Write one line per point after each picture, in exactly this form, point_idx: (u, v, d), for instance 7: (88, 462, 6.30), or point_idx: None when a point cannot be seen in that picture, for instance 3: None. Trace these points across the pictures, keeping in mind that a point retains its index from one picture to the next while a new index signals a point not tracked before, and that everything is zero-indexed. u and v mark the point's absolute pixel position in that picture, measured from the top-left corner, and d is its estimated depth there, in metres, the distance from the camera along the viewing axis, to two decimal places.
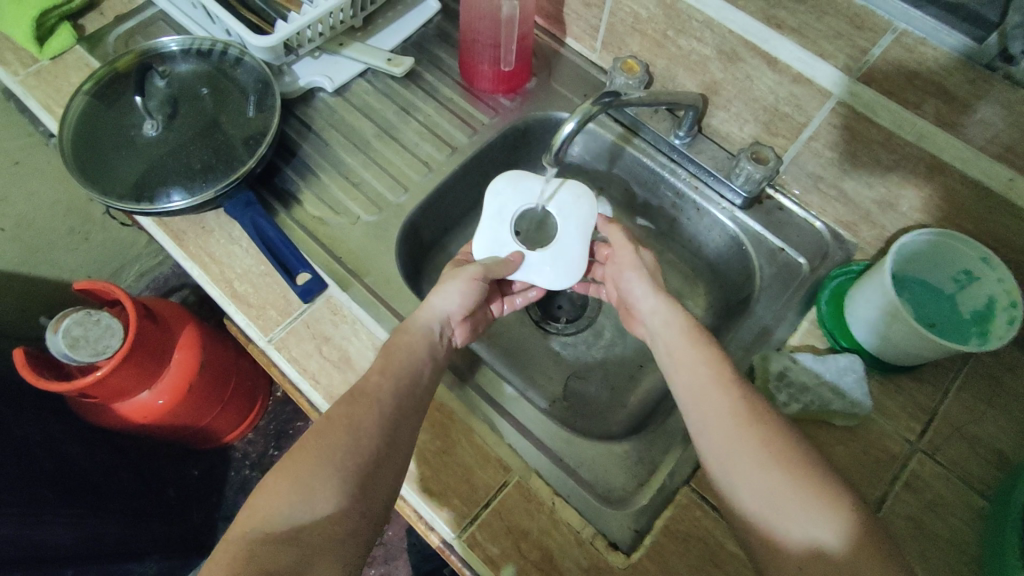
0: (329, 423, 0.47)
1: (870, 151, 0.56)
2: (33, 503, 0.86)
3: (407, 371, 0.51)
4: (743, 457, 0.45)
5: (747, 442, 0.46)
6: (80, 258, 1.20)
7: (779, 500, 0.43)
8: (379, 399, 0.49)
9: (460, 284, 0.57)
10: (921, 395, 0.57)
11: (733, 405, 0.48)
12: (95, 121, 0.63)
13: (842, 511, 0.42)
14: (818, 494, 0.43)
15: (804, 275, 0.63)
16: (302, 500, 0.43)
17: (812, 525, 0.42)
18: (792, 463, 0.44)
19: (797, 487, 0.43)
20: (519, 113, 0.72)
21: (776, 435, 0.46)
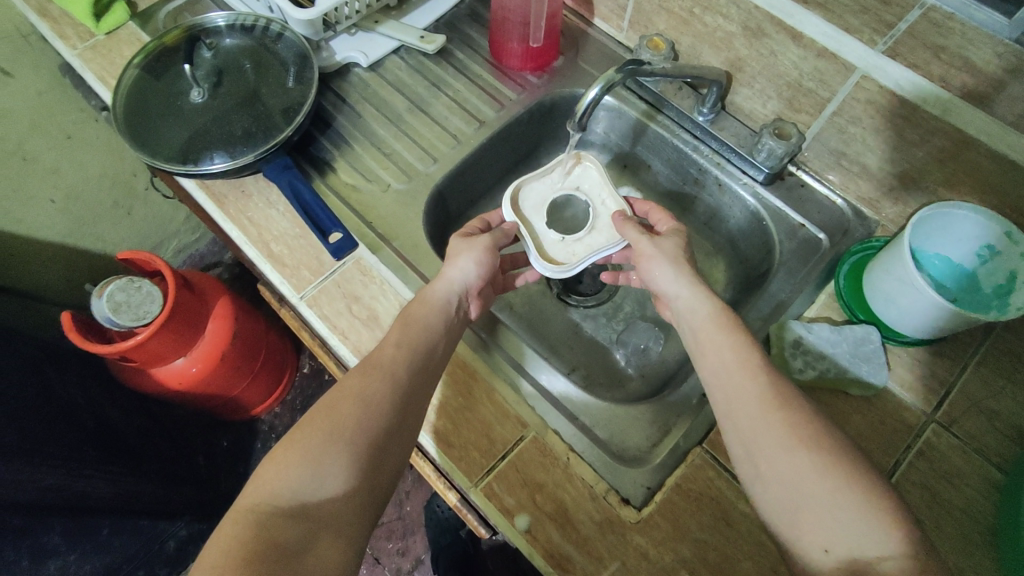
0: (340, 397, 0.48)
1: (894, 125, 0.56)
2: (78, 456, 0.93)
3: (419, 348, 0.52)
4: (770, 451, 0.44)
5: (769, 429, 0.44)
6: (122, 231, 1.26)
7: (819, 502, 0.40)
8: (392, 371, 0.50)
9: (475, 252, 0.58)
10: (939, 369, 0.57)
11: (757, 399, 0.45)
12: (146, 92, 0.67)
13: (886, 510, 0.39)
14: (853, 490, 0.40)
15: (824, 249, 0.64)
16: (311, 475, 0.43)
17: (846, 526, 0.39)
18: (822, 454, 0.42)
19: (829, 482, 0.41)
20: (546, 90, 0.73)
21: (803, 422, 0.44)
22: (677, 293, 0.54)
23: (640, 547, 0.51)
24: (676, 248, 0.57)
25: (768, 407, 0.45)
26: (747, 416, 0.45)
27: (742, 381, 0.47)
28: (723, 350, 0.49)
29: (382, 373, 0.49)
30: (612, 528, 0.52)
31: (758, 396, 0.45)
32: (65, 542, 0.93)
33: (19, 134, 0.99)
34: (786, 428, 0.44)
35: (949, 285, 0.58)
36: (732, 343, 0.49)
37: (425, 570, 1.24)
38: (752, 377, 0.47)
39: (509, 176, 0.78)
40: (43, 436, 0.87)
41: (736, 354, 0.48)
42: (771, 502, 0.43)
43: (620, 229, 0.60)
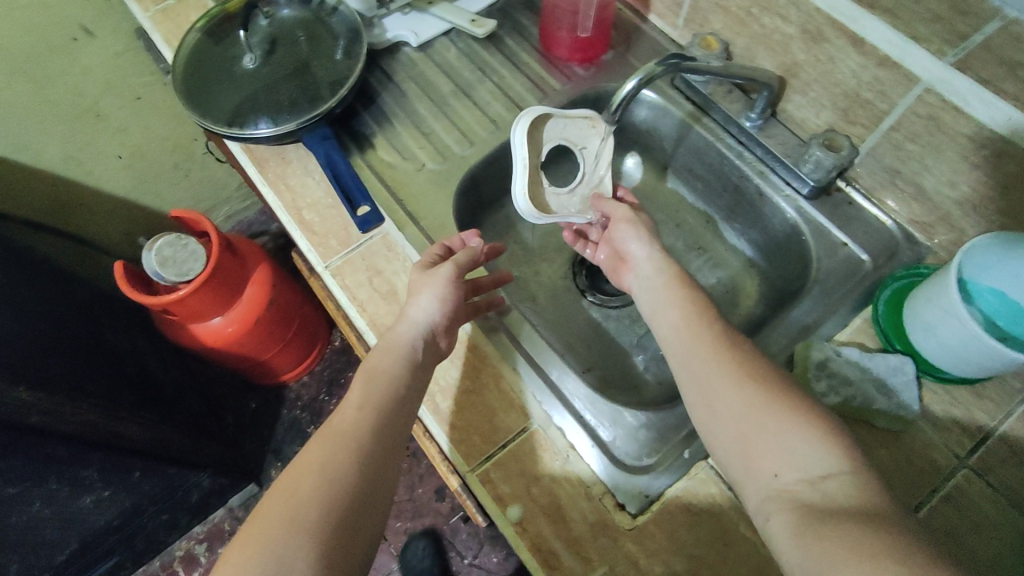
0: (302, 475, 0.45)
1: (955, 145, 0.52)
2: (116, 400, 0.96)
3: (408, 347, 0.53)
4: (717, 390, 0.45)
5: (722, 372, 0.46)
6: (180, 192, 1.32)
7: (763, 429, 0.42)
8: (355, 437, 0.47)
9: (435, 288, 0.55)
10: (979, 411, 0.53)
11: (706, 344, 0.48)
12: (204, 55, 0.69)
13: (826, 434, 0.41)
14: (800, 422, 0.42)
15: (866, 272, 0.60)
16: (272, 565, 0.40)
17: (794, 453, 0.40)
18: (765, 387, 0.44)
19: (777, 415, 0.42)
20: (591, 83, 0.72)
21: (751, 365, 0.46)
22: (641, 256, 0.58)
23: (631, 555, 0.50)
24: (645, 222, 0.62)
25: (718, 354, 0.47)
26: (696, 363, 0.48)
27: (691, 331, 0.49)
28: (677, 306, 0.52)
29: (343, 439, 0.47)
30: (605, 531, 0.51)
31: (707, 344, 0.48)
32: (100, 480, 0.98)
33: (95, 91, 1.03)
34: (729, 367, 0.46)
35: (999, 318, 0.52)
36: (681, 304, 0.52)
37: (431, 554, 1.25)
38: (705, 330, 0.49)
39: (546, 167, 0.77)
40: (84, 373, 0.91)
41: (691, 311, 0.51)
42: (724, 445, 0.44)
43: (595, 205, 0.63)
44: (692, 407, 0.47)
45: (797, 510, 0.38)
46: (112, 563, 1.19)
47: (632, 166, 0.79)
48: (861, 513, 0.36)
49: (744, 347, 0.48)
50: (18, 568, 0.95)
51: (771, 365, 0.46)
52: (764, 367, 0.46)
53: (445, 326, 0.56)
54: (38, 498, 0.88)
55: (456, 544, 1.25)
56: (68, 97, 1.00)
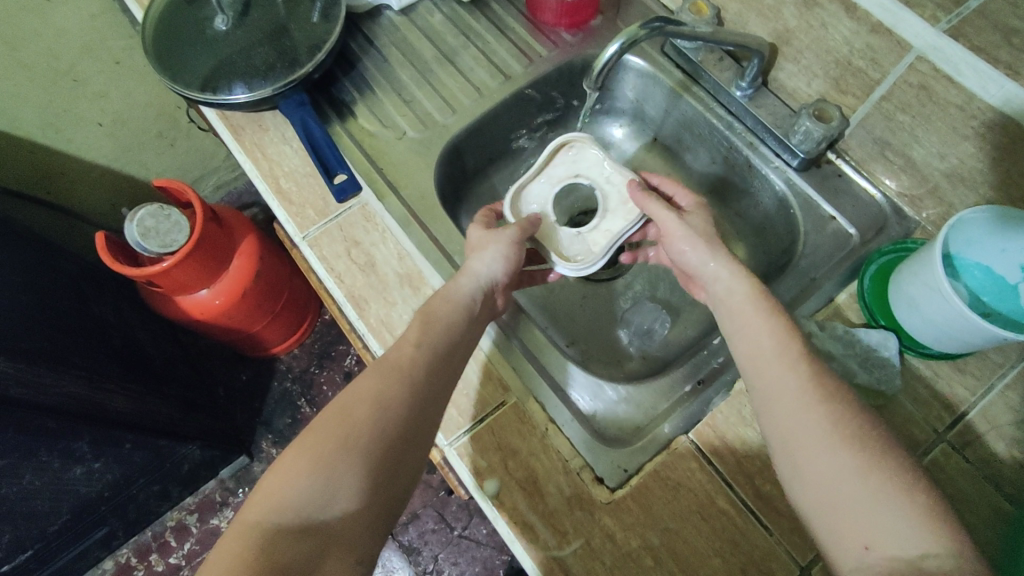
0: (354, 399, 0.44)
1: (946, 116, 0.51)
2: (98, 370, 0.95)
3: (464, 302, 0.52)
4: (805, 442, 0.41)
5: (811, 425, 0.41)
6: (165, 161, 1.29)
7: (860, 501, 0.38)
8: (414, 373, 0.46)
9: (502, 246, 0.54)
10: (961, 388, 0.52)
11: (795, 388, 0.43)
12: (176, 16, 0.67)
13: (927, 510, 0.36)
14: (897, 488, 0.37)
15: (854, 246, 0.59)
16: (320, 487, 0.40)
17: (892, 525, 0.36)
18: (859, 448, 0.39)
19: (876, 481, 0.38)
20: (578, 49, 0.70)
21: (839, 414, 0.41)
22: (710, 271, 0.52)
23: (607, 528, 0.50)
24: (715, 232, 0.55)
25: (809, 406, 0.42)
26: (783, 409, 0.43)
27: (783, 370, 0.44)
28: (758, 332, 0.47)
29: (400, 373, 0.46)
30: (582, 505, 0.50)
31: (796, 388, 0.43)
32: (94, 446, 0.97)
33: (71, 55, 1.00)
34: (821, 421, 0.41)
35: (982, 297, 0.51)
36: (770, 331, 0.46)
37: (420, 524, 1.26)
38: (786, 368, 0.44)
39: (533, 137, 0.76)
40: (71, 346, 0.92)
41: (771, 341, 0.46)
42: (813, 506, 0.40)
43: (640, 203, 0.56)
44: (778, 457, 0.43)
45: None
46: (103, 532, 1.20)
47: (621, 136, 0.78)
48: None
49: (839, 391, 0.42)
50: (11, 536, 0.95)
51: (857, 411, 0.41)
52: (852, 417, 0.41)
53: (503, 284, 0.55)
54: (30, 467, 0.86)
55: (447, 515, 1.27)
56: (44, 60, 0.97)
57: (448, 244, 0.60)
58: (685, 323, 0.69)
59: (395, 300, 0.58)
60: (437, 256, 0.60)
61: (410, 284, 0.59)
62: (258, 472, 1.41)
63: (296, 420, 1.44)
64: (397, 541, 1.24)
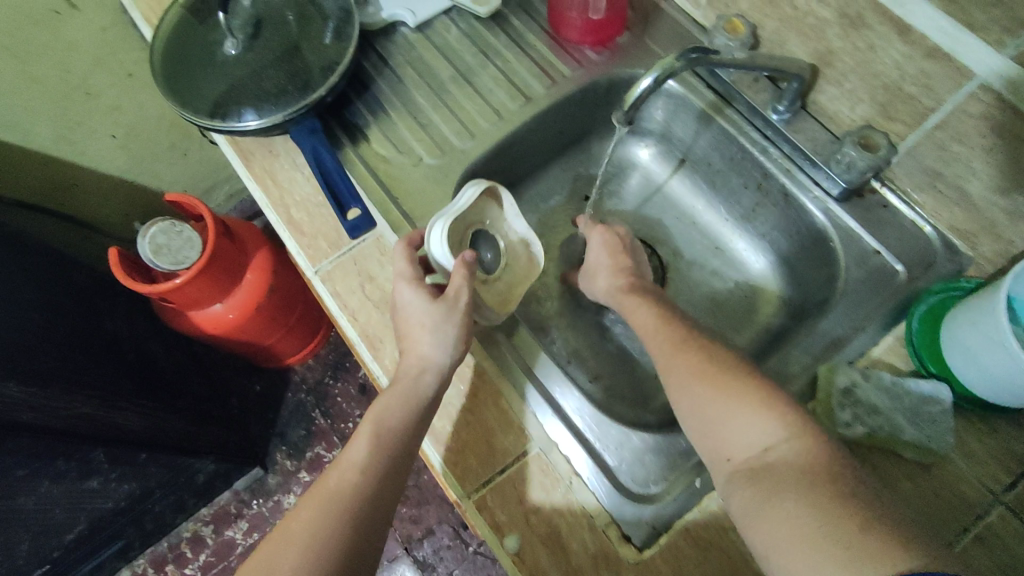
0: (286, 538, 0.43)
1: (1011, 150, 0.46)
2: (113, 388, 0.94)
3: (421, 402, 0.50)
4: (671, 382, 0.48)
5: (671, 364, 0.48)
6: (178, 172, 1.28)
7: (717, 418, 0.44)
8: (352, 498, 0.45)
9: (452, 326, 0.51)
10: (1020, 444, 0.49)
11: (658, 343, 0.51)
12: (185, 38, 0.64)
13: (772, 414, 0.42)
14: (750, 402, 0.43)
15: (900, 284, 0.55)
16: None
17: (751, 433, 0.43)
18: (709, 379, 0.46)
19: (726, 395, 0.44)
20: (603, 68, 0.66)
21: (707, 360, 0.47)
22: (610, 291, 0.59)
23: None
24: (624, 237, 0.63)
25: (675, 355, 0.49)
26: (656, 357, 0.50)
27: (656, 330, 0.52)
28: (642, 319, 0.54)
29: (334, 499, 0.45)
30: (608, 565, 0.48)
31: (664, 341, 0.50)
32: (108, 462, 0.96)
33: (84, 69, 0.98)
34: (685, 363, 0.48)
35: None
36: (668, 334, 0.51)
37: (435, 541, 1.24)
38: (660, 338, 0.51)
39: (555, 159, 0.72)
40: (85, 364, 0.90)
41: (656, 319, 0.53)
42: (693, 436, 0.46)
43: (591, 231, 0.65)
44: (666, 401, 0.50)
45: (760, 485, 0.40)
46: (118, 545, 1.20)
47: (646, 158, 0.74)
48: (806, 481, 0.38)
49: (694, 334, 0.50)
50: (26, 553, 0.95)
51: (720, 355, 0.47)
52: (720, 363, 0.47)
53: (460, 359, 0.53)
54: (46, 478, 0.84)
55: (461, 532, 1.25)
56: (56, 74, 0.96)
57: None
58: None
59: None
60: None
61: None
62: (271, 484, 1.39)
63: (311, 432, 1.43)
64: (411, 556, 1.23)
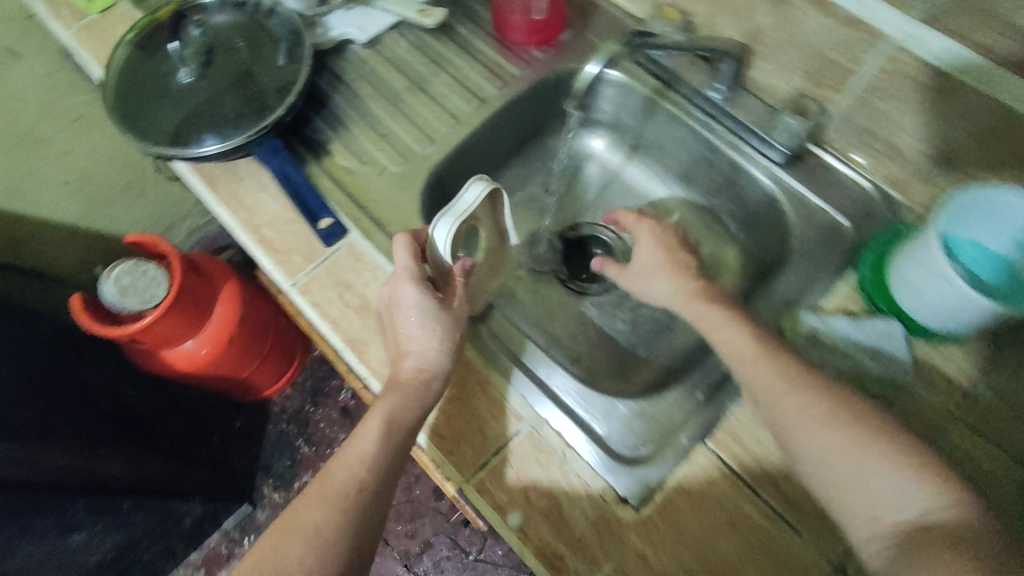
0: (296, 528, 0.47)
1: (929, 101, 0.51)
2: (92, 435, 0.92)
3: (419, 409, 0.51)
4: (799, 424, 0.44)
5: (799, 405, 0.45)
6: (134, 214, 1.26)
7: (858, 470, 0.42)
8: (355, 499, 0.48)
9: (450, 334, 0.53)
10: (970, 366, 0.53)
11: (770, 375, 0.47)
12: (136, 74, 0.65)
13: (924, 471, 0.41)
14: (897, 456, 0.41)
15: (848, 237, 0.59)
16: None
17: (897, 485, 0.41)
18: (845, 426, 0.43)
19: (868, 447, 0.42)
20: (550, 65, 0.69)
21: (841, 406, 0.44)
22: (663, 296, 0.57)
23: (638, 549, 0.49)
24: (673, 232, 0.61)
25: (801, 394, 0.45)
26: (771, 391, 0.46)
27: (762, 360, 0.48)
28: (734, 345, 0.49)
29: (339, 499, 0.48)
30: (610, 530, 0.49)
31: (779, 371, 0.47)
32: (92, 514, 0.93)
33: (31, 116, 0.97)
34: (816, 402, 0.45)
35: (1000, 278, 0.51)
36: (776, 363, 0.47)
37: (434, 554, 1.24)
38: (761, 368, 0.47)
39: (514, 157, 0.75)
40: (61, 415, 0.88)
41: (751, 342, 0.49)
42: (819, 484, 0.43)
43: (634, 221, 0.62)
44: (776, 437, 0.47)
45: (911, 549, 0.38)
46: None
47: (600, 149, 0.77)
48: (972, 545, 0.37)
49: (813, 370, 0.47)
50: None
51: (851, 399, 0.45)
52: (854, 409, 0.44)
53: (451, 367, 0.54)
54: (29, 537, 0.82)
55: (460, 540, 1.25)
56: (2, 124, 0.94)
57: None
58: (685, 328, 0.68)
59: None
60: None
61: None
62: (262, 518, 1.38)
63: (296, 461, 1.42)
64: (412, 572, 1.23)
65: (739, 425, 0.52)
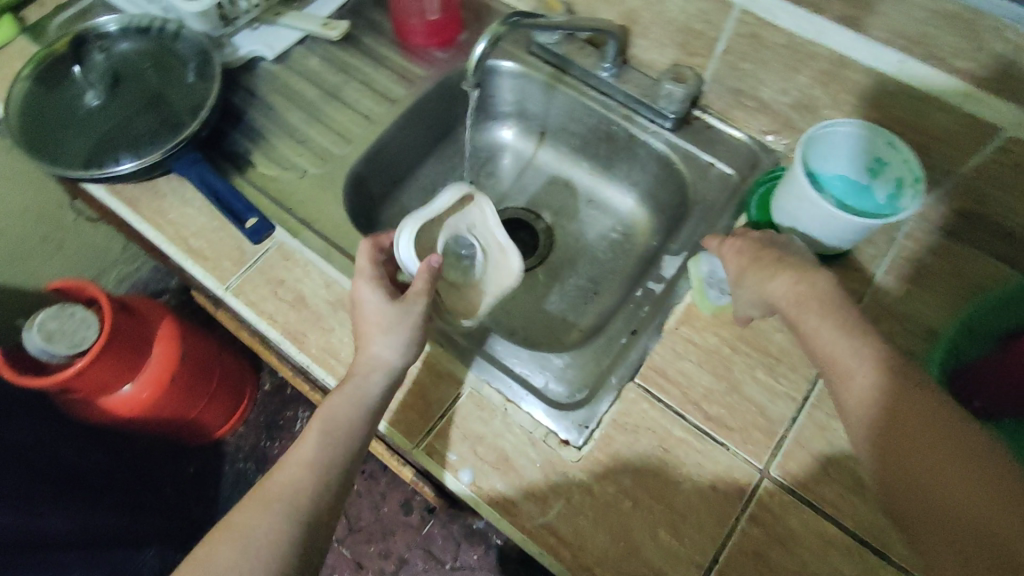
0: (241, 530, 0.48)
1: (778, 56, 0.58)
2: (30, 495, 0.91)
3: (368, 404, 0.52)
4: (891, 438, 0.42)
5: (893, 418, 0.42)
6: (55, 267, 1.22)
7: (938, 495, 0.39)
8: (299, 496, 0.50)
9: (402, 331, 0.53)
10: (852, 281, 0.61)
11: (874, 384, 0.43)
12: (38, 105, 0.65)
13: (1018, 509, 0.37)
14: (989, 489, 0.38)
15: (736, 184, 0.67)
16: None
17: (981, 517, 0.38)
18: (944, 450, 0.40)
19: (962, 476, 0.39)
20: (452, 64, 0.74)
21: (945, 428, 0.40)
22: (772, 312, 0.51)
23: (582, 483, 0.52)
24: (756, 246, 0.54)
25: (898, 408, 0.42)
26: (866, 398, 0.44)
27: (867, 368, 0.44)
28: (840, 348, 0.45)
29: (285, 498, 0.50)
30: (555, 470, 0.53)
31: (880, 380, 0.43)
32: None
33: None
34: (907, 416, 0.42)
35: (884, 203, 0.56)
36: (879, 374, 0.43)
37: (410, 569, 1.23)
38: (869, 370, 0.44)
39: (432, 153, 0.79)
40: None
41: (859, 349, 0.45)
42: (898, 499, 0.42)
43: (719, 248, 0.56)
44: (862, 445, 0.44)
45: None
46: None
47: (511, 138, 0.83)
48: None
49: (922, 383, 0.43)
50: None
51: (953, 420, 0.41)
52: (955, 433, 0.40)
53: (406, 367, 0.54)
54: None
55: (434, 551, 1.24)
56: None
57: None
58: (610, 290, 0.74)
59: (331, 327, 0.59)
60: None
61: (343, 308, 0.60)
62: None
63: None
64: None
65: (661, 359, 0.57)
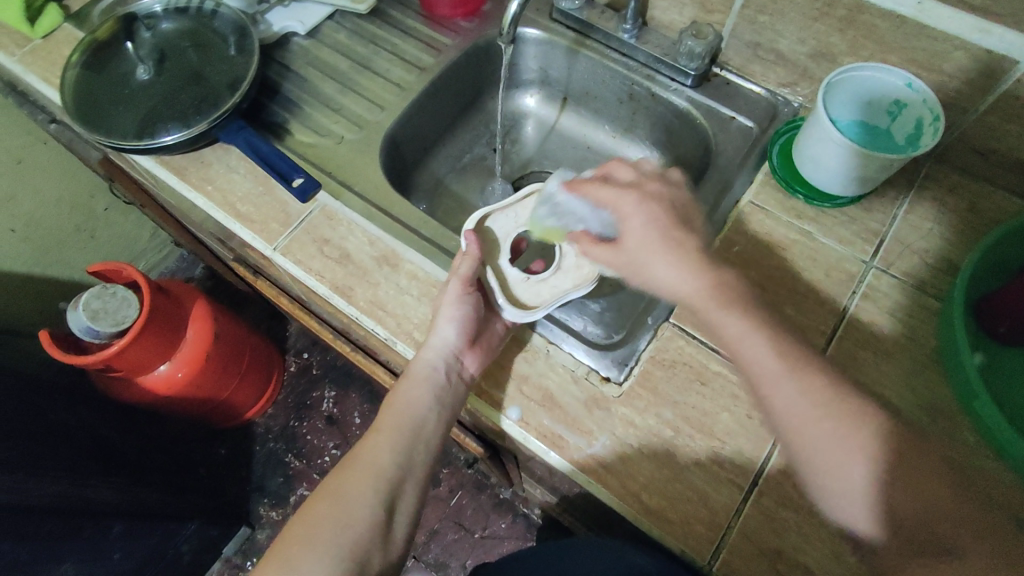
0: (330, 496, 0.51)
1: (796, 6, 0.61)
2: (79, 468, 0.91)
3: (435, 379, 0.56)
4: (821, 446, 0.43)
5: (823, 425, 0.43)
6: (88, 256, 1.25)
7: (866, 501, 0.41)
8: (380, 466, 0.53)
9: (451, 314, 0.56)
10: (874, 222, 0.62)
11: (801, 392, 0.44)
12: (88, 82, 0.68)
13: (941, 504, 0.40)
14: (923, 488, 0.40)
15: (756, 134, 0.69)
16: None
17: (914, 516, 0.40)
18: (875, 455, 0.41)
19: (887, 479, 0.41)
20: (477, 32, 0.77)
21: (868, 434, 0.42)
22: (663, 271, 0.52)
23: (626, 416, 0.55)
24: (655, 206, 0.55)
25: (825, 418, 0.43)
26: (791, 407, 0.44)
27: (784, 378, 0.45)
28: (757, 352, 0.47)
29: (369, 469, 0.53)
30: (599, 405, 0.55)
31: (802, 388, 0.44)
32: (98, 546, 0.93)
33: None
34: (834, 424, 0.43)
35: (903, 143, 0.58)
36: (802, 381, 0.45)
37: (442, 540, 1.25)
38: (788, 378, 0.45)
39: (458, 121, 0.82)
40: (44, 450, 0.86)
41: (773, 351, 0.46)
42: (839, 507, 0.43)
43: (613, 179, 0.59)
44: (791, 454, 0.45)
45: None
46: None
47: (534, 105, 0.85)
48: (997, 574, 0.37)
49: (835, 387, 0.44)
50: None
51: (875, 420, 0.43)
52: (881, 434, 0.42)
53: (469, 347, 0.56)
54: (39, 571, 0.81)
55: (464, 521, 1.27)
56: None
57: (413, 222, 0.65)
58: None
59: (377, 281, 0.61)
60: (407, 236, 0.64)
61: (387, 262, 0.63)
62: (262, 539, 1.34)
63: (289, 476, 1.40)
64: (422, 562, 1.23)
65: None
